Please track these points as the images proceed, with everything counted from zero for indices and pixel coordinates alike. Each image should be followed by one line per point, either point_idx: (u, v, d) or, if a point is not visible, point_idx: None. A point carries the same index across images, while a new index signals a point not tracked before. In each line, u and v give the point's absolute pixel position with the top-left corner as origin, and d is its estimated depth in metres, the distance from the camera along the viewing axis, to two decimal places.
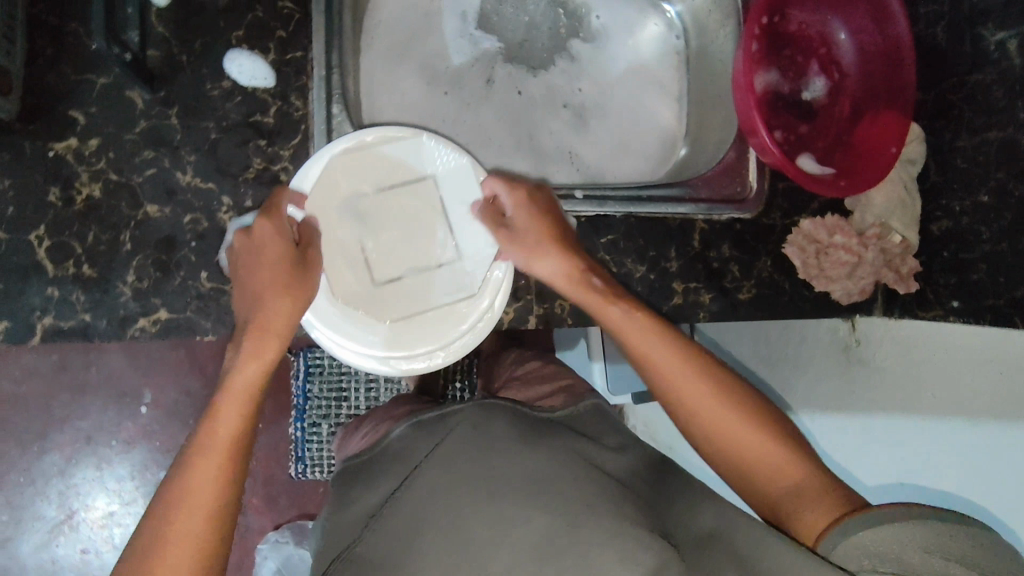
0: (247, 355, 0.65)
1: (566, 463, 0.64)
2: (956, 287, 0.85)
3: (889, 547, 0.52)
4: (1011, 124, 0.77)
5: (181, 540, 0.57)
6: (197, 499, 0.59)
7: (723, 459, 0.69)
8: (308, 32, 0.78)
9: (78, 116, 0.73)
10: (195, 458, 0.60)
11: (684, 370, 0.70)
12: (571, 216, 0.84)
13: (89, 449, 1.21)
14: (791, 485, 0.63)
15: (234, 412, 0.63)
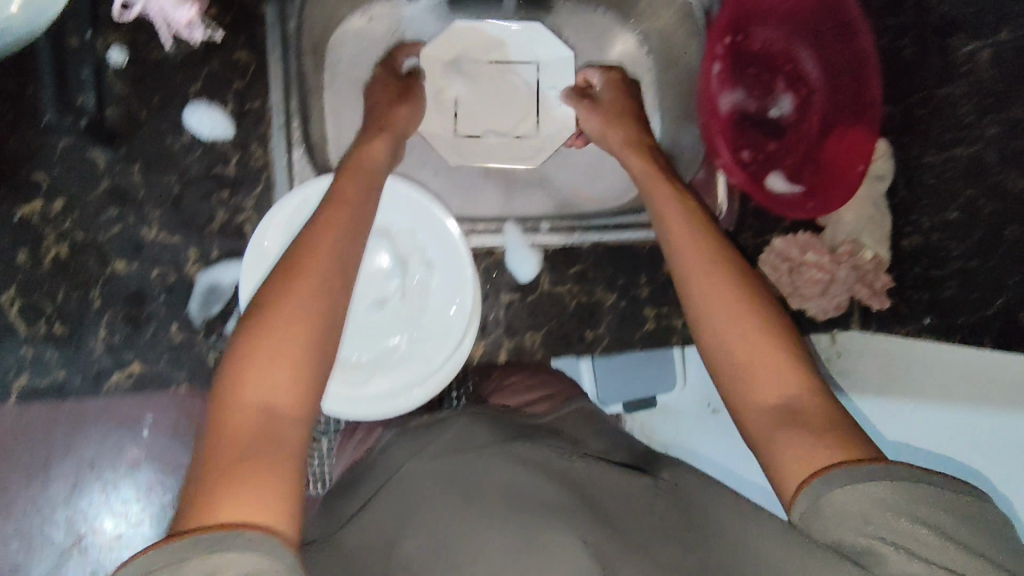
0: (328, 233, 0.62)
1: (546, 474, 0.61)
2: (928, 304, 0.82)
3: (877, 510, 0.49)
4: (980, 140, 0.76)
5: (266, 412, 0.51)
6: (279, 367, 0.52)
7: (726, 379, 0.63)
8: (265, 81, 0.78)
9: (42, 177, 0.74)
10: (278, 314, 0.54)
11: (721, 284, 0.65)
12: (539, 250, 0.86)
13: (94, 474, 1.01)
14: (782, 406, 0.58)
15: (321, 276, 0.58)
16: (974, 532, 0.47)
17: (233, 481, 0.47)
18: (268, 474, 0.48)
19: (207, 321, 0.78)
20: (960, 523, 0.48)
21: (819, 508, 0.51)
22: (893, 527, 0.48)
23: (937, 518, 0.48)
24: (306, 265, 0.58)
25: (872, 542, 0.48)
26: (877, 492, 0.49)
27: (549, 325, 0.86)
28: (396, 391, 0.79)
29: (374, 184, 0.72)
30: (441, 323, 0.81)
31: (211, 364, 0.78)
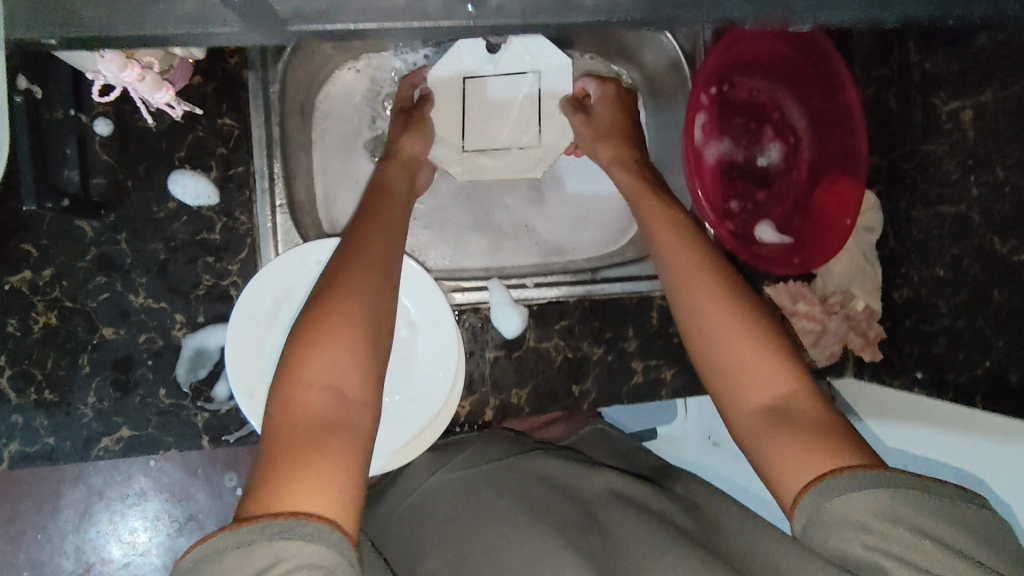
0: (374, 240, 0.65)
1: (557, 509, 0.65)
2: (919, 359, 0.81)
3: (872, 516, 0.46)
4: (965, 199, 0.72)
5: (335, 394, 0.52)
6: (343, 357, 0.54)
7: (718, 387, 0.62)
8: (248, 147, 0.79)
9: (31, 248, 0.75)
10: (336, 305, 0.56)
11: (720, 300, 0.64)
12: (523, 306, 0.86)
13: (104, 500, 0.96)
14: (774, 411, 0.57)
15: (375, 275, 0.61)
16: (982, 545, 0.45)
17: (307, 462, 0.48)
18: (330, 460, 0.49)
19: (195, 386, 0.79)
20: (966, 534, 0.45)
21: (818, 519, 0.49)
22: (896, 539, 0.45)
23: (943, 530, 0.45)
24: (362, 263, 0.61)
25: (878, 559, 0.45)
26: (879, 501, 0.47)
27: (535, 381, 0.87)
28: (379, 451, 0.78)
29: (402, 210, 0.74)
30: (428, 383, 0.81)
31: (199, 427, 0.80)
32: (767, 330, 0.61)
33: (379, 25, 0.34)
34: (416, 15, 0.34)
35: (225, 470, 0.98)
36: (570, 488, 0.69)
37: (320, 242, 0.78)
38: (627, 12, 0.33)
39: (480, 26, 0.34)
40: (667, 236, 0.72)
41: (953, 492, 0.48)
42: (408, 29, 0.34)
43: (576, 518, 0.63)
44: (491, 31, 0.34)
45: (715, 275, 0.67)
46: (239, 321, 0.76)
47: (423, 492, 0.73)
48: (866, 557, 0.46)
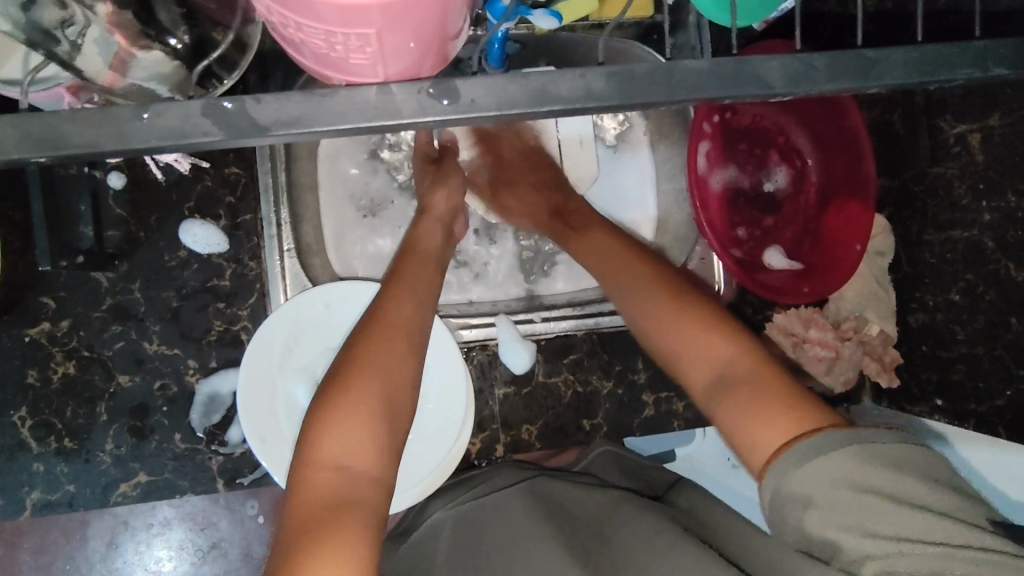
0: (399, 300, 0.64)
1: (566, 551, 0.62)
2: (938, 385, 0.78)
3: (826, 492, 0.45)
4: (976, 224, 0.71)
5: (345, 470, 0.53)
6: (354, 433, 0.54)
7: (680, 374, 0.62)
8: (254, 194, 0.81)
9: (49, 300, 0.78)
10: (355, 377, 0.56)
11: (662, 305, 0.65)
12: (531, 341, 0.86)
13: (129, 529, 0.93)
14: (721, 383, 0.57)
15: (399, 340, 0.61)
16: (921, 482, 0.44)
17: (312, 545, 0.49)
18: (352, 533, 0.49)
19: (210, 430, 0.80)
20: (905, 475, 0.44)
21: (779, 499, 0.48)
22: (847, 508, 0.44)
23: (883, 482, 0.44)
24: (383, 328, 0.61)
25: (827, 531, 0.45)
26: (825, 471, 0.45)
27: (546, 417, 0.86)
28: (402, 489, 0.79)
29: (438, 265, 0.74)
30: (439, 420, 0.81)
31: (214, 470, 0.81)
32: (697, 310, 0.63)
33: (358, 124, 0.33)
34: (388, 115, 0.33)
35: (246, 497, 0.95)
36: (574, 511, 0.70)
37: (328, 287, 0.79)
38: (604, 99, 0.33)
39: (454, 122, 0.33)
40: (639, 269, 0.70)
41: (891, 434, 0.46)
42: (381, 127, 0.33)
43: (586, 549, 0.64)
44: (467, 124, 0.33)
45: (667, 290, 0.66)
46: (249, 369, 0.76)
47: (427, 525, 0.75)
48: (819, 535, 0.45)
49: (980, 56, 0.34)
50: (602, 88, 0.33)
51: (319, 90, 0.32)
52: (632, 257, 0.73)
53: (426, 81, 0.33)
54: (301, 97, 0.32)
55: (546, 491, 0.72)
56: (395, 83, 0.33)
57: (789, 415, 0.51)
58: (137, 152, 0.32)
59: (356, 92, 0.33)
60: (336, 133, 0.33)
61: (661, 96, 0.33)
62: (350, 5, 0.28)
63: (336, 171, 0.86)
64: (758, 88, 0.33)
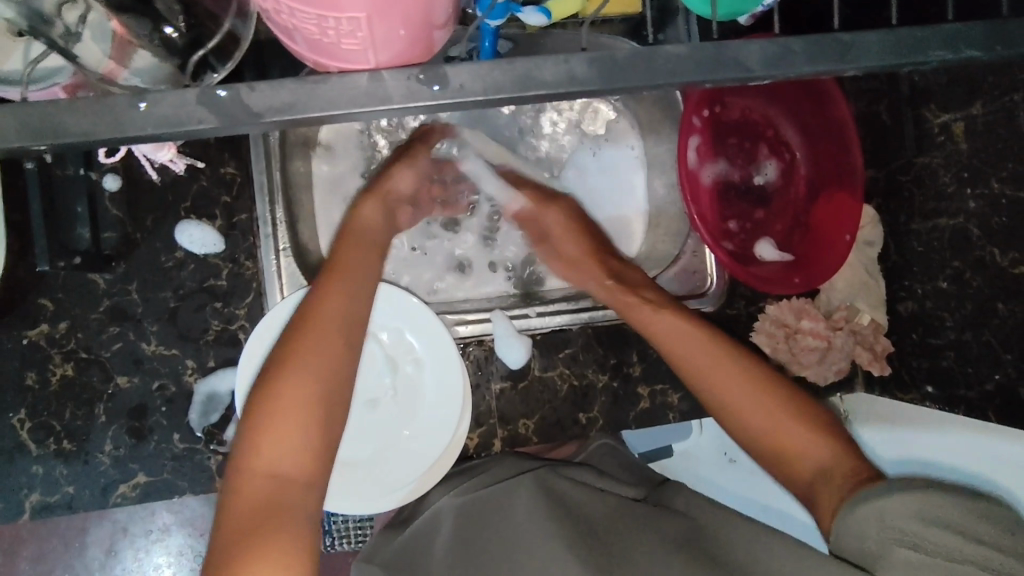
0: (329, 299, 0.64)
1: (578, 542, 0.64)
2: (928, 372, 0.80)
3: (909, 516, 0.52)
4: (962, 212, 0.72)
5: (276, 477, 0.56)
6: (288, 444, 0.56)
7: (750, 441, 0.71)
8: (250, 194, 0.82)
9: (46, 303, 0.78)
10: (283, 389, 0.58)
11: (720, 361, 0.73)
12: (527, 336, 0.87)
13: (129, 536, 0.93)
14: (804, 452, 0.67)
15: (328, 344, 0.61)
16: (996, 528, 0.50)
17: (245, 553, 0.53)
18: (282, 538, 0.54)
19: (208, 430, 0.81)
20: (983, 522, 0.50)
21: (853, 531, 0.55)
22: (918, 533, 0.51)
23: (961, 523, 0.50)
24: (311, 332, 0.61)
25: (889, 547, 0.52)
26: (904, 505, 0.52)
27: (542, 411, 0.87)
28: (401, 483, 0.80)
29: (378, 255, 0.74)
30: (436, 417, 0.81)
31: (212, 470, 0.81)
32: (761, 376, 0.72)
33: (349, 112, 0.33)
34: (379, 101, 0.33)
35: None
36: (577, 509, 0.70)
37: None
38: (587, 83, 0.34)
39: (442, 107, 0.33)
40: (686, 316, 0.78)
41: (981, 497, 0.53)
42: (369, 113, 0.34)
43: (591, 541, 0.65)
44: (456, 110, 0.34)
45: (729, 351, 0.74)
46: (247, 366, 0.77)
47: (430, 512, 0.76)
48: (881, 549, 0.52)
49: (953, 37, 0.35)
50: (586, 72, 0.34)
51: (311, 78, 0.33)
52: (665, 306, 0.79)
53: (416, 68, 0.34)
54: (293, 85, 0.33)
55: (552, 487, 0.73)
56: (385, 72, 0.34)
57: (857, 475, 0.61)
58: (133, 141, 0.33)
59: (347, 79, 0.33)
60: (327, 120, 0.34)
61: (643, 81, 0.34)
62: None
63: (327, 171, 0.87)
64: (737, 72, 0.34)
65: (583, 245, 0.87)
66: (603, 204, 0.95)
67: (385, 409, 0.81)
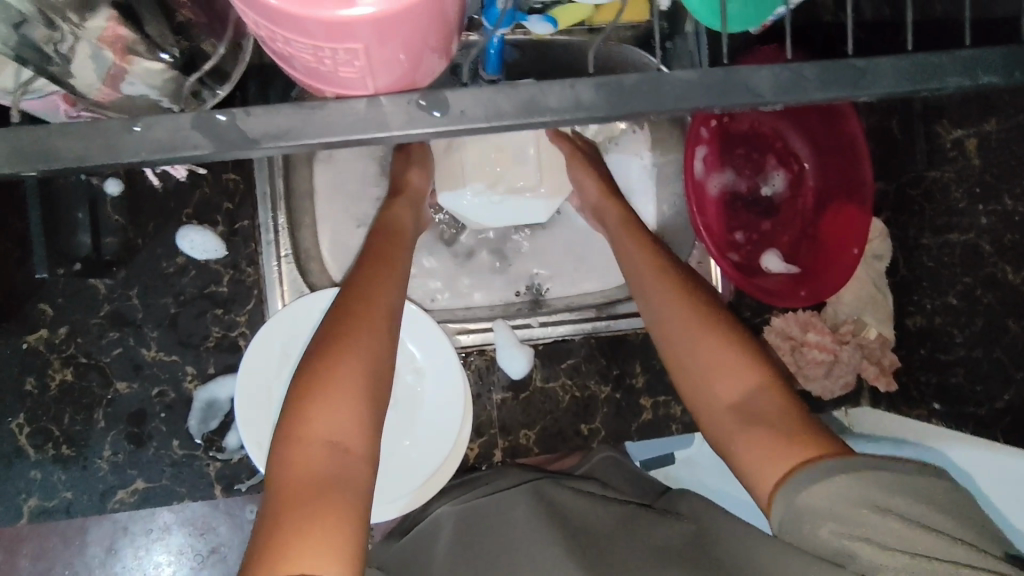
0: (373, 287, 0.63)
1: (578, 552, 0.63)
2: (936, 388, 0.78)
3: (851, 506, 0.49)
4: (973, 228, 0.71)
5: (331, 450, 0.54)
6: (341, 417, 0.55)
7: (691, 394, 0.64)
8: (253, 201, 0.81)
9: (46, 307, 0.78)
10: (335, 366, 0.56)
11: (679, 304, 0.66)
12: (529, 345, 0.87)
13: (129, 535, 0.93)
14: (741, 406, 0.60)
15: (379, 330, 0.60)
16: (947, 516, 0.47)
17: (298, 530, 0.49)
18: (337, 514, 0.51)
19: (208, 436, 0.80)
20: (931, 507, 0.48)
21: (796, 517, 0.51)
22: (873, 524, 0.47)
23: (910, 507, 0.48)
24: (363, 313, 0.60)
25: (852, 546, 0.48)
26: (849, 491, 0.49)
27: (543, 422, 0.86)
28: (401, 492, 0.78)
29: (403, 235, 0.73)
30: (437, 427, 0.81)
31: (211, 477, 0.80)
32: (719, 322, 0.64)
33: (347, 137, 0.33)
34: (378, 128, 0.33)
35: (247, 500, 0.95)
36: (576, 519, 0.69)
37: (326, 292, 0.79)
38: (594, 108, 0.33)
39: (444, 133, 0.33)
40: (654, 261, 0.71)
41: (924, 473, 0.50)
42: (369, 139, 0.33)
43: (592, 549, 0.64)
44: (458, 136, 0.33)
45: (686, 295, 0.67)
46: (247, 373, 0.76)
47: (429, 521, 0.75)
48: (838, 545, 0.49)
49: (971, 63, 0.34)
50: (592, 97, 0.33)
51: (309, 103, 0.32)
52: (634, 250, 0.73)
53: (416, 92, 0.33)
54: (290, 110, 0.32)
55: (547, 495, 0.72)
56: (385, 97, 0.33)
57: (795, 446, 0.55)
58: (128, 165, 0.32)
59: (346, 105, 0.33)
60: (325, 146, 0.33)
61: (651, 106, 0.33)
62: (340, 19, 0.28)
63: (328, 175, 0.84)
64: (748, 98, 0.33)
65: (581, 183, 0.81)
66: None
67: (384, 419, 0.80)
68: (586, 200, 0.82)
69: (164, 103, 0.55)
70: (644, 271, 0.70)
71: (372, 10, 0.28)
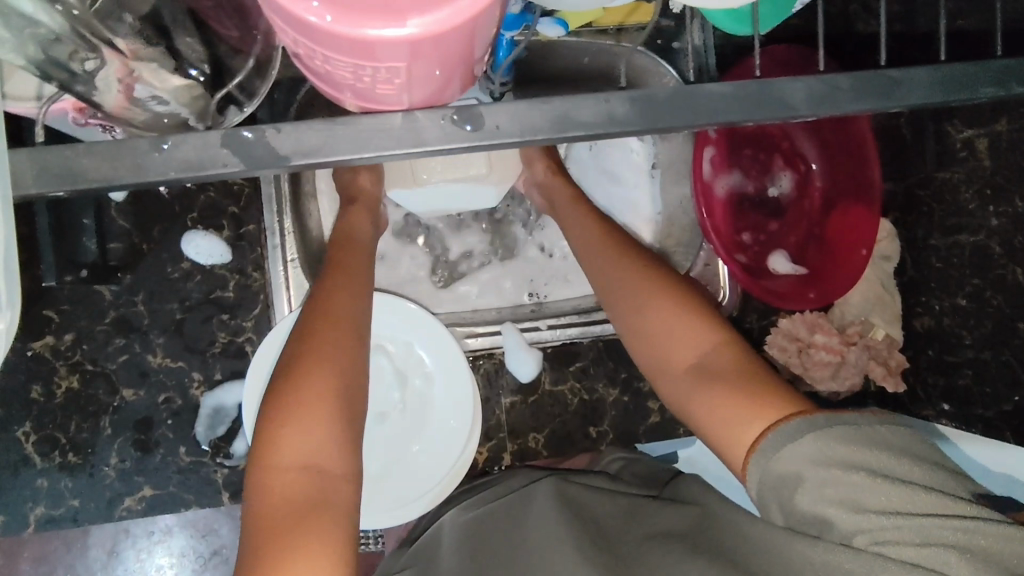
0: (334, 295, 0.62)
1: (573, 540, 0.62)
2: (944, 390, 0.78)
3: (809, 466, 0.46)
4: (983, 229, 0.72)
5: (309, 470, 0.53)
6: (315, 436, 0.54)
7: (649, 363, 0.63)
8: (258, 204, 0.80)
9: (51, 314, 0.77)
10: (300, 385, 0.55)
11: (634, 276, 0.65)
12: (537, 349, 0.86)
13: (132, 537, 0.89)
14: (703, 370, 0.58)
15: (341, 336, 0.59)
16: (914, 465, 0.45)
17: (286, 548, 0.49)
18: (320, 528, 0.51)
19: (215, 442, 0.80)
20: (888, 455, 0.45)
21: (766, 482, 0.48)
22: (840, 483, 0.44)
23: (874, 461, 0.45)
24: (326, 322, 0.59)
25: (819, 510, 0.45)
26: (805, 451, 0.46)
27: (552, 425, 0.86)
28: (413, 498, 0.78)
29: (355, 236, 0.72)
30: (446, 431, 0.80)
31: (219, 483, 0.80)
32: (670, 288, 0.64)
33: (377, 154, 0.32)
34: (412, 144, 0.32)
35: None
36: (582, 508, 0.68)
37: None
38: (627, 123, 0.32)
39: (476, 148, 0.32)
40: (609, 242, 0.70)
41: (878, 417, 0.47)
42: (402, 155, 0.32)
43: (591, 538, 0.63)
44: (491, 150, 0.33)
45: (642, 267, 0.66)
46: (255, 381, 0.76)
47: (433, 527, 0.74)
48: (811, 513, 0.46)
49: (1003, 74, 0.34)
50: (626, 112, 0.32)
51: (339, 119, 0.32)
52: (589, 234, 0.72)
53: (448, 108, 0.32)
54: (320, 126, 0.32)
55: (567, 492, 0.70)
56: (418, 112, 0.32)
57: (758, 403, 0.53)
58: (152, 184, 0.31)
59: (380, 120, 0.32)
60: (357, 162, 0.32)
61: (685, 121, 0.33)
62: (383, 39, 0.28)
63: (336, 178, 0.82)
64: (782, 113, 0.33)
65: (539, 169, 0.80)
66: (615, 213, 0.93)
67: (394, 424, 0.80)
68: (534, 181, 0.81)
69: (190, 119, 0.53)
70: (597, 254, 0.70)
71: (413, 30, 0.28)
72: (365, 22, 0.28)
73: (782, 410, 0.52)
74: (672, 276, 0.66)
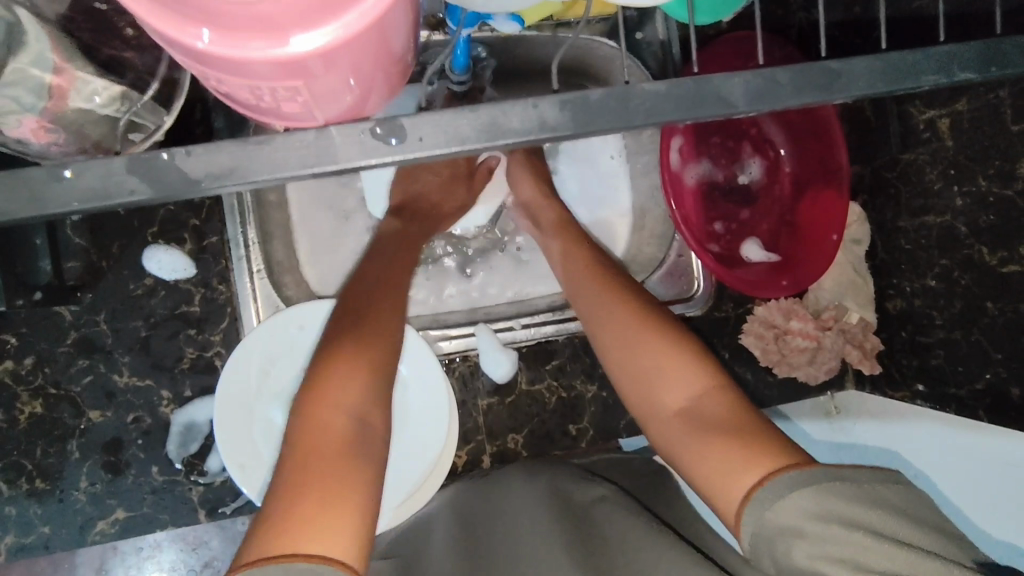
0: (392, 276, 0.66)
1: (557, 534, 0.62)
2: (918, 371, 0.78)
3: (806, 520, 0.44)
4: (949, 210, 0.70)
5: (351, 421, 0.52)
6: (355, 390, 0.53)
7: (639, 403, 0.62)
8: (220, 215, 0.79)
9: (10, 338, 0.75)
10: (353, 345, 0.56)
11: (621, 306, 0.65)
12: (512, 349, 0.85)
13: (119, 554, 0.80)
14: (694, 417, 0.58)
15: (391, 309, 0.62)
16: (918, 529, 0.43)
17: (302, 501, 0.47)
18: (346, 483, 0.49)
19: (188, 460, 0.78)
20: (890, 515, 0.44)
21: (761, 536, 0.47)
22: (834, 539, 0.43)
23: (873, 520, 0.43)
24: (383, 294, 0.63)
25: (815, 565, 0.43)
26: (801, 504, 0.45)
27: (531, 425, 0.85)
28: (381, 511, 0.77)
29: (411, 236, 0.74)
30: (424, 437, 0.79)
31: (195, 501, 0.78)
32: (660, 322, 0.63)
33: (296, 174, 0.33)
34: (327, 160, 0.33)
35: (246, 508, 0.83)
36: (577, 508, 0.68)
37: (299, 307, 0.77)
38: (557, 128, 0.33)
39: (402, 160, 0.33)
40: (596, 271, 0.70)
41: (879, 476, 0.46)
42: (319, 171, 0.33)
43: (577, 531, 0.63)
44: (415, 163, 0.34)
45: (632, 298, 0.66)
46: (225, 395, 0.74)
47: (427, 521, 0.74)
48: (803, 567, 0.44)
49: (944, 62, 0.35)
50: (556, 117, 0.33)
51: (253, 138, 0.32)
52: (578, 263, 0.72)
53: (368, 121, 0.33)
54: (233, 147, 0.32)
55: (558, 488, 0.71)
56: (331, 126, 0.33)
57: (753, 451, 0.52)
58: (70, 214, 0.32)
59: (293, 136, 0.33)
60: (277, 182, 0.33)
61: (618, 124, 0.33)
62: (288, 59, 0.28)
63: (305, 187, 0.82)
64: (720, 108, 0.34)
65: (530, 189, 0.81)
66: (587, 206, 0.92)
67: None
68: (520, 201, 0.82)
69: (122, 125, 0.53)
70: (585, 282, 0.69)
71: (334, 37, 0.28)
72: (286, 32, 0.28)
73: (776, 457, 0.50)
74: (665, 313, 0.65)
